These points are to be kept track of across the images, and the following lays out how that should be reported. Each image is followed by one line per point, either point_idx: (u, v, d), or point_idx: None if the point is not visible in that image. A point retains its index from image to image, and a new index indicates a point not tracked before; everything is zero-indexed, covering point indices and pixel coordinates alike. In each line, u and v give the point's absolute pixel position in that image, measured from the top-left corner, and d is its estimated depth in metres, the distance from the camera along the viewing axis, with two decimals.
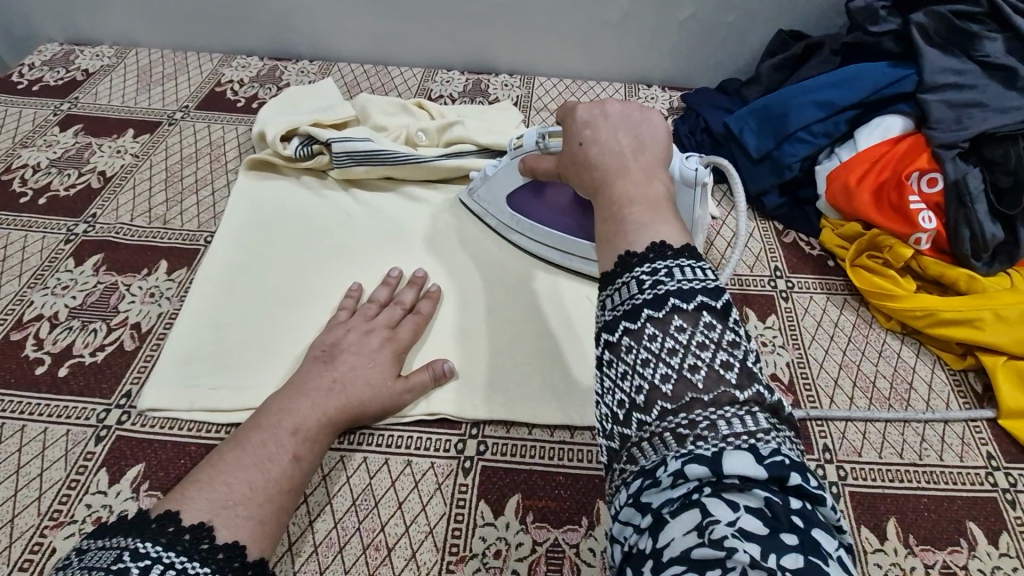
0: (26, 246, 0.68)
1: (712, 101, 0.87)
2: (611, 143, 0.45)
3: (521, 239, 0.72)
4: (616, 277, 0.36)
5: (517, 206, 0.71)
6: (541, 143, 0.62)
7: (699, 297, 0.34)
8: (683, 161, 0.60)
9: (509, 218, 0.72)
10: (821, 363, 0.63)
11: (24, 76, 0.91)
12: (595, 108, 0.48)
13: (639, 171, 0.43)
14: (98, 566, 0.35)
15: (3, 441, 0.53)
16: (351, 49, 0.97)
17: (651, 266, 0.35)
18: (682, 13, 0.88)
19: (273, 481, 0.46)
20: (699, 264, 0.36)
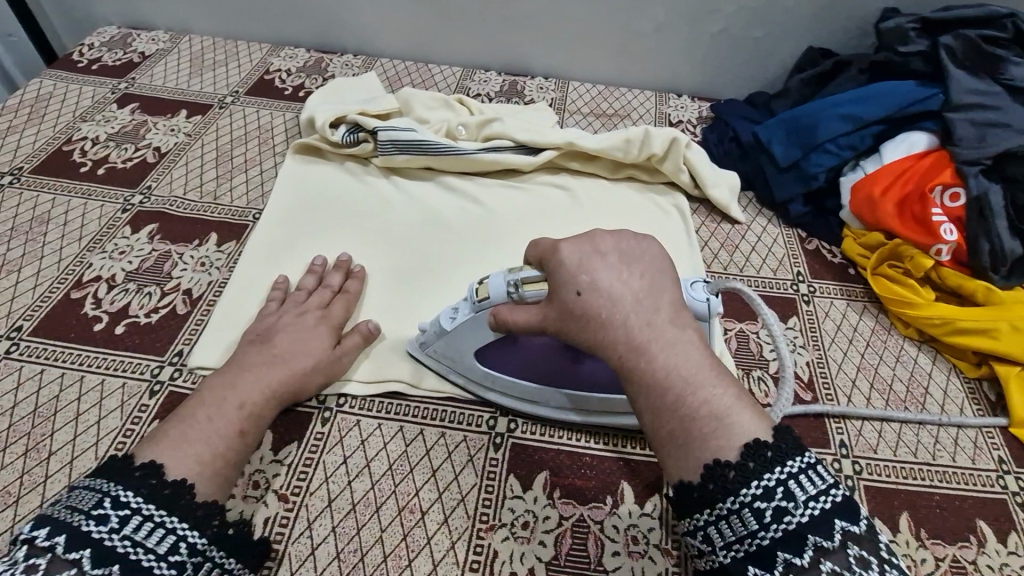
0: (85, 213, 0.72)
1: (740, 112, 0.90)
2: (619, 295, 0.44)
3: (498, 397, 0.59)
4: (721, 504, 0.39)
5: (485, 361, 0.58)
6: (514, 292, 0.51)
7: (833, 525, 0.37)
8: (690, 290, 0.51)
9: (480, 375, 0.59)
10: (839, 364, 0.65)
11: (84, 55, 0.96)
12: (586, 248, 0.47)
13: (667, 326, 0.43)
14: (84, 510, 0.40)
15: (63, 389, 0.56)
16: (394, 46, 1.01)
17: (764, 490, 0.38)
18: (715, 27, 0.92)
19: (223, 453, 0.47)
20: (814, 477, 0.39)
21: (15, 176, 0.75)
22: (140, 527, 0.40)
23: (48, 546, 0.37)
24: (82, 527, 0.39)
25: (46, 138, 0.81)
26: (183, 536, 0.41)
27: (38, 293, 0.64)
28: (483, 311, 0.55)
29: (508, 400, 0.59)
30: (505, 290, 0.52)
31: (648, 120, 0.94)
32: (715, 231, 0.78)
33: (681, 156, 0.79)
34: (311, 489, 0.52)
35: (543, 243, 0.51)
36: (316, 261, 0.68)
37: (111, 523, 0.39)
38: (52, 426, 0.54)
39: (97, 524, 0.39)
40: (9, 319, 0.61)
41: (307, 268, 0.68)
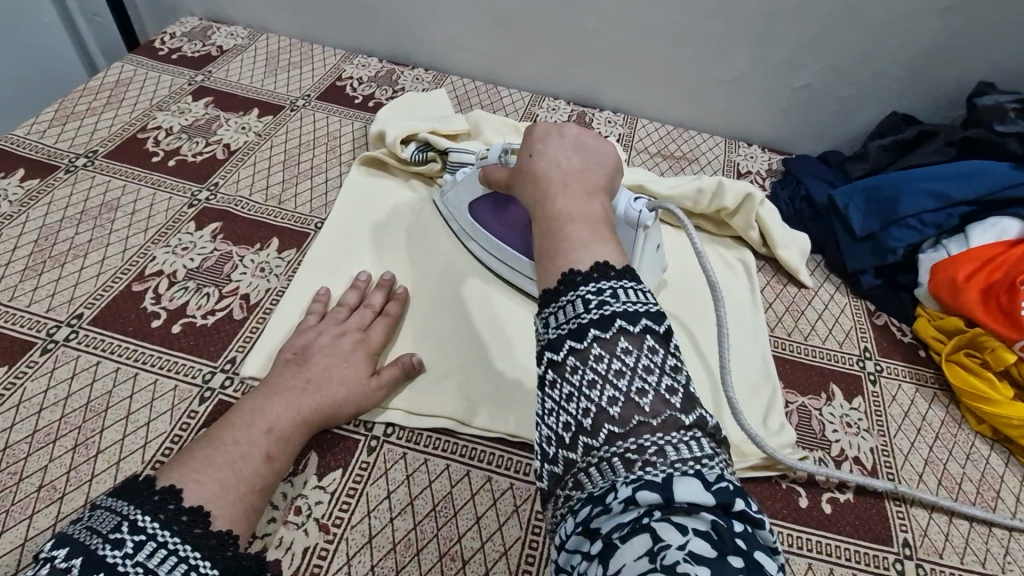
0: (153, 204, 0.72)
1: (815, 170, 0.88)
2: (557, 160, 0.49)
3: (476, 248, 0.73)
4: (561, 295, 0.37)
5: (474, 215, 0.72)
6: (503, 156, 0.64)
7: (642, 320, 0.36)
8: (630, 201, 0.62)
9: (466, 224, 0.73)
10: (906, 455, 0.62)
11: (165, 44, 0.98)
12: (550, 129, 0.53)
13: (580, 192, 0.46)
14: (101, 531, 0.38)
15: (116, 385, 0.56)
16: (465, 65, 1.01)
17: (596, 286, 0.37)
18: (797, 81, 0.89)
19: (245, 481, 0.46)
20: (640, 286, 0.38)
21: (89, 159, 0.76)
22: (153, 554, 0.38)
23: (62, 567, 0.35)
24: (97, 550, 0.37)
25: (122, 123, 0.82)
26: (195, 567, 0.39)
27: (100, 282, 0.64)
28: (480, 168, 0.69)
29: (483, 253, 0.72)
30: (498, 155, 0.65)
31: (716, 167, 0.92)
32: (780, 293, 0.76)
33: (753, 212, 0.76)
34: (352, 523, 0.51)
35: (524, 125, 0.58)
36: (360, 276, 0.66)
37: (125, 547, 0.38)
38: (102, 423, 0.53)
39: (112, 548, 0.37)
40: (70, 305, 0.61)
41: (351, 283, 0.67)
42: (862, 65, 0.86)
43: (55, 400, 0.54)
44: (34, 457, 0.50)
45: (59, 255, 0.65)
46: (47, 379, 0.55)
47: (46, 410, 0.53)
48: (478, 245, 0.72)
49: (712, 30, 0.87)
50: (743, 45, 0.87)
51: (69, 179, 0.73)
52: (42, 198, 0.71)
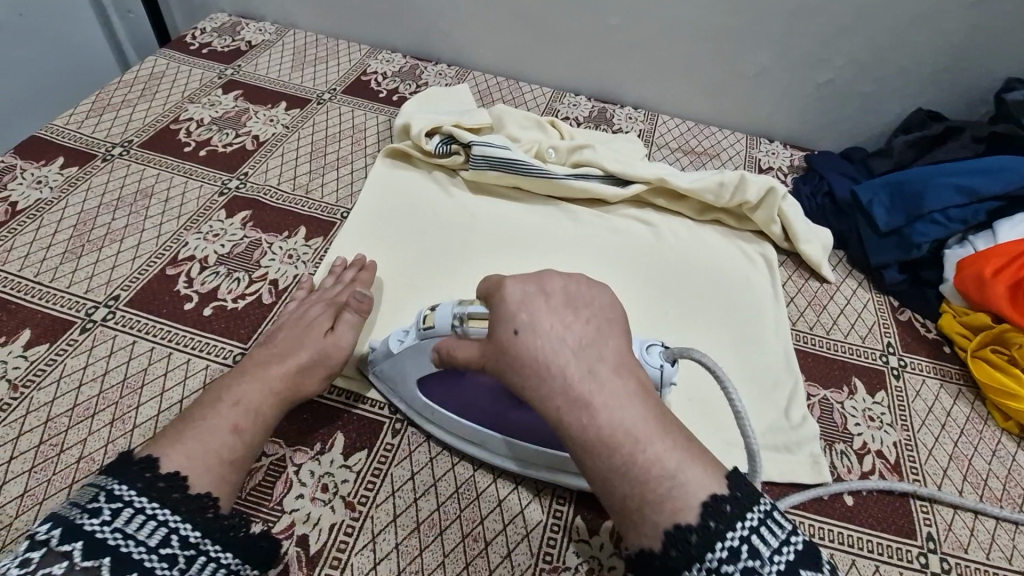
0: (185, 193, 0.74)
1: (838, 166, 0.87)
2: (555, 339, 0.43)
3: (437, 428, 0.56)
4: (688, 572, 0.37)
5: (426, 391, 0.55)
6: (458, 326, 0.50)
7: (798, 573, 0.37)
8: (645, 355, 0.50)
9: (417, 404, 0.56)
10: (930, 449, 0.62)
11: (195, 39, 1.00)
12: (530, 287, 0.46)
13: (608, 377, 0.42)
14: (80, 503, 0.40)
15: (151, 364, 0.58)
16: (488, 61, 1.02)
17: (730, 549, 0.37)
18: (820, 77, 0.89)
19: (213, 451, 0.46)
20: (771, 526, 0.38)
21: (125, 148, 0.79)
22: (132, 519, 0.40)
23: (42, 540, 0.38)
24: (77, 520, 0.39)
25: (156, 114, 0.85)
26: (176, 529, 0.41)
27: (136, 265, 0.66)
28: (429, 339, 0.52)
29: (441, 433, 0.56)
30: (452, 323, 0.50)
31: (738, 163, 0.92)
32: (802, 288, 0.76)
33: (776, 206, 0.76)
34: (377, 501, 0.52)
35: (490, 279, 0.49)
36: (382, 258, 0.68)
37: (103, 515, 0.40)
38: (139, 399, 0.55)
39: (90, 517, 0.39)
40: (108, 287, 0.63)
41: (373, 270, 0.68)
42: (886, 62, 0.85)
43: (93, 376, 0.56)
44: (74, 429, 0.52)
45: (97, 240, 0.68)
46: (86, 356, 0.57)
47: (85, 386, 0.55)
48: (435, 426, 0.56)
49: (734, 26, 0.87)
50: (765, 41, 0.87)
51: (106, 167, 0.76)
52: (81, 184, 0.73)
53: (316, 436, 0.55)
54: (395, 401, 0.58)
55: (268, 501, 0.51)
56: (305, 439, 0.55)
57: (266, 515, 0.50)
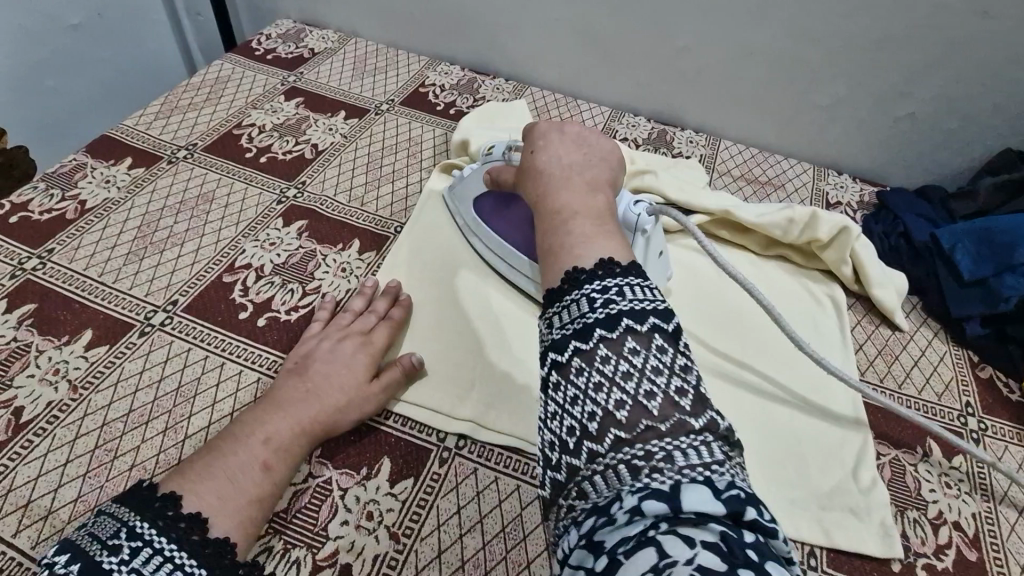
0: (245, 199, 0.75)
1: (911, 205, 0.82)
2: (554, 154, 0.53)
3: (482, 245, 0.72)
4: (566, 295, 0.39)
5: (480, 212, 0.72)
6: (506, 153, 0.63)
7: (650, 319, 0.37)
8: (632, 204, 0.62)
9: (471, 220, 0.72)
10: (1013, 525, 0.56)
11: (261, 45, 1.02)
12: (554, 126, 0.57)
13: (581, 184, 0.49)
14: (101, 538, 0.41)
15: (204, 373, 0.58)
16: (547, 77, 1.01)
17: (602, 285, 0.38)
18: (899, 110, 0.84)
19: (244, 490, 0.47)
20: (646, 287, 0.39)
21: (190, 151, 0.80)
22: (149, 560, 0.40)
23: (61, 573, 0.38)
24: (95, 557, 0.39)
25: (220, 119, 0.86)
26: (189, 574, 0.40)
27: (194, 270, 0.66)
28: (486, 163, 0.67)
29: (484, 249, 0.71)
30: (502, 152, 0.64)
31: (804, 195, 0.87)
32: (873, 334, 0.71)
33: (849, 246, 0.72)
34: (422, 535, 0.50)
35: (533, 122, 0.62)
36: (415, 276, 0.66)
37: (122, 554, 0.40)
38: (191, 409, 0.55)
39: (108, 555, 0.40)
40: (167, 291, 0.64)
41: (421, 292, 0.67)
42: (976, 96, 0.80)
43: (149, 382, 0.56)
44: (129, 436, 0.53)
45: (159, 242, 0.69)
46: (143, 361, 0.58)
47: (141, 392, 0.56)
48: (482, 242, 0.72)
49: (813, 51, 0.83)
50: (844, 69, 0.83)
51: (171, 169, 0.77)
52: (147, 186, 0.75)
53: (363, 460, 0.54)
54: (458, 219, 0.75)
55: (313, 526, 0.50)
56: (352, 463, 0.54)
57: (310, 540, 0.49)
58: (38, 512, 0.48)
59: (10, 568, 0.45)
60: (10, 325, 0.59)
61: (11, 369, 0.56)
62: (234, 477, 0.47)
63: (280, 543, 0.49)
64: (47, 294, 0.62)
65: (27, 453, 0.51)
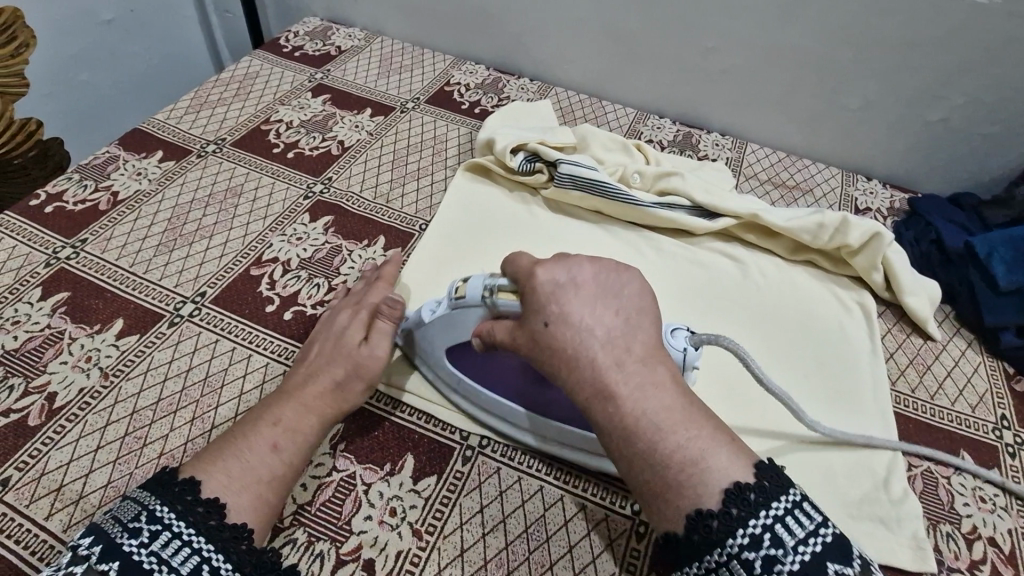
0: (272, 194, 0.76)
1: (944, 212, 0.81)
2: (583, 326, 0.45)
3: (461, 399, 0.57)
4: (707, 555, 0.39)
5: (457, 362, 0.57)
6: (487, 298, 0.51)
7: (825, 566, 0.38)
8: (670, 337, 0.51)
9: (445, 374, 0.57)
10: None
11: (289, 42, 1.03)
12: (562, 277, 0.47)
13: (641, 376, 0.44)
14: (123, 521, 0.41)
15: (232, 364, 0.58)
16: (572, 78, 1.00)
17: (752, 537, 0.39)
18: (932, 115, 0.82)
19: (252, 469, 0.46)
20: (798, 516, 0.40)
21: (219, 146, 0.81)
22: (167, 544, 0.40)
23: (84, 555, 0.39)
24: (117, 539, 0.40)
25: (248, 115, 0.87)
26: (207, 559, 0.40)
27: (222, 263, 0.67)
28: (461, 313, 0.53)
29: (469, 405, 0.57)
30: (481, 295, 0.51)
31: (833, 201, 0.86)
32: (903, 343, 0.70)
33: (880, 253, 0.70)
34: (444, 532, 0.50)
35: (519, 260, 0.51)
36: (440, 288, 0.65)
37: (141, 537, 0.40)
38: (218, 399, 0.55)
39: (129, 537, 0.40)
40: (196, 282, 0.65)
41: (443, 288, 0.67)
42: (1016, 100, 0.78)
43: (177, 371, 0.57)
44: (157, 424, 0.53)
45: (189, 234, 0.70)
46: (172, 351, 0.59)
47: (170, 381, 0.56)
48: (462, 399, 0.57)
49: (849, 53, 0.81)
50: (878, 72, 0.81)
51: (200, 163, 0.78)
52: (177, 179, 0.76)
53: (386, 455, 0.54)
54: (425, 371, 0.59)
55: (336, 519, 0.50)
56: (376, 458, 0.54)
57: (334, 534, 0.49)
58: (69, 497, 0.48)
59: (41, 550, 0.46)
60: (45, 313, 0.60)
61: (44, 356, 0.57)
62: (261, 469, 0.47)
63: (305, 535, 0.49)
64: (80, 283, 0.63)
65: (60, 438, 0.52)
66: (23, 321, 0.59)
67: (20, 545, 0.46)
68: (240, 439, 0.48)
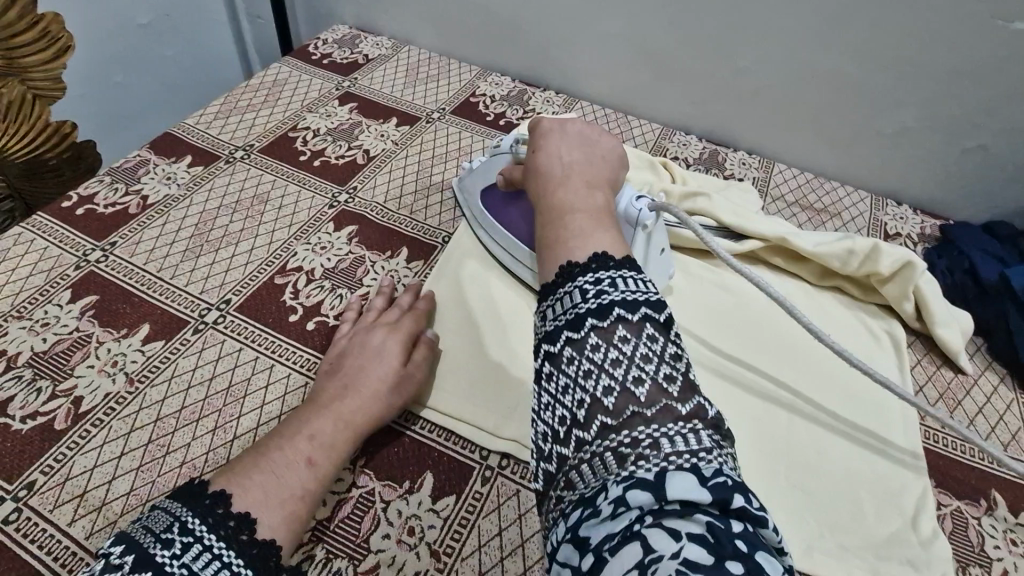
0: (298, 202, 0.76)
1: (980, 242, 0.79)
2: (556, 149, 0.57)
3: (485, 236, 0.72)
4: (560, 289, 0.42)
5: (486, 203, 0.72)
6: (513, 147, 0.67)
7: (642, 308, 0.40)
8: (631, 199, 0.62)
9: (477, 212, 0.73)
10: None
11: (317, 49, 1.04)
12: (555, 125, 0.60)
13: (581, 186, 0.52)
14: (155, 530, 0.41)
15: (255, 374, 0.58)
16: (599, 91, 1.00)
17: (595, 278, 0.42)
18: (969, 141, 0.81)
19: (288, 488, 0.46)
20: (640, 280, 0.42)
21: (246, 152, 0.82)
22: (198, 557, 0.40)
23: (116, 564, 0.38)
24: (149, 549, 0.40)
25: (276, 121, 0.88)
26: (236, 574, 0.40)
27: (247, 270, 0.67)
28: (495, 161, 0.70)
29: (489, 241, 0.72)
30: (511, 145, 0.68)
31: (861, 225, 0.84)
32: (933, 376, 0.68)
33: (912, 283, 0.69)
34: (463, 555, 0.50)
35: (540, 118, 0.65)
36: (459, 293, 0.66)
37: (174, 548, 0.40)
38: (240, 409, 0.56)
39: (162, 548, 0.40)
40: (220, 289, 0.65)
41: (466, 304, 0.66)
42: None
43: (201, 379, 0.57)
44: (180, 433, 0.53)
45: (215, 240, 0.70)
46: (196, 358, 0.59)
47: (193, 389, 0.57)
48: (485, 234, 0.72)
49: (884, 76, 0.80)
50: (913, 97, 0.80)
51: (228, 169, 0.79)
52: (205, 184, 0.77)
53: (406, 473, 0.54)
54: (467, 213, 0.76)
55: (355, 537, 0.50)
56: (395, 475, 0.53)
57: (352, 552, 0.49)
58: (93, 503, 0.49)
59: (65, 557, 0.46)
60: (73, 315, 0.61)
61: (72, 359, 0.58)
62: (290, 481, 0.47)
63: (323, 552, 0.49)
64: (108, 286, 0.64)
65: (84, 443, 0.52)
66: (51, 324, 0.60)
67: (43, 550, 0.46)
68: (269, 450, 0.48)
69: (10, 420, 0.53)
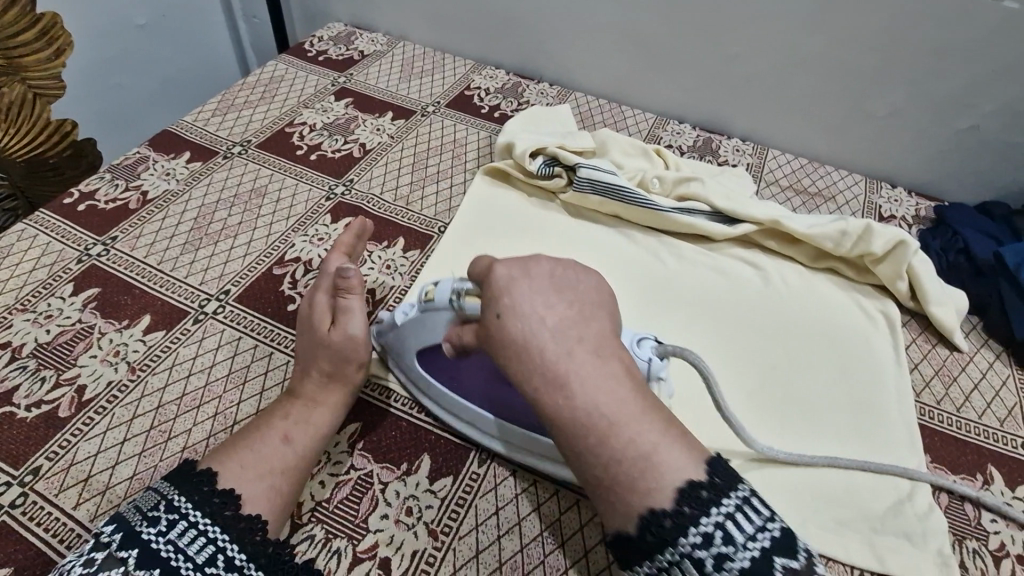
0: (295, 195, 0.77)
1: (975, 221, 0.79)
2: (530, 318, 0.44)
3: (430, 405, 0.57)
4: (659, 554, 0.39)
5: (426, 364, 0.56)
6: (454, 301, 0.50)
7: (774, 560, 0.38)
8: (636, 347, 0.50)
9: (415, 376, 0.57)
10: None
11: (313, 46, 1.05)
12: (514, 272, 0.47)
13: (591, 367, 0.43)
14: (143, 509, 0.42)
15: (254, 362, 0.59)
16: (593, 82, 1.00)
17: (702, 534, 0.38)
18: (960, 122, 0.81)
19: (275, 468, 0.47)
20: (748, 511, 0.39)
21: (244, 147, 0.83)
22: (184, 533, 0.41)
23: (106, 541, 0.40)
24: (136, 527, 0.41)
25: (273, 117, 0.89)
26: (222, 549, 0.41)
27: (246, 262, 0.68)
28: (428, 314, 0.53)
29: (440, 412, 0.57)
30: (448, 297, 0.51)
31: (856, 208, 0.85)
32: (929, 354, 0.68)
33: (905, 262, 0.69)
34: (460, 533, 0.50)
35: (481, 260, 0.50)
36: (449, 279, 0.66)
37: (160, 525, 0.41)
38: (240, 395, 0.56)
39: (149, 526, 0.41)
40: (220, 280, 0.66)
41: None
42: None
43: (202, 367, 0.58)
44: (182, 419, 0.54)
45: (214, 233, 0.71)
46: (196, 347, 0.60)
47: (194, 376, 0.58)
48: (433, 403, 0.57)
49: (871, 60, 0.80)
50: (902, 80, 0.81)
51: (226, 164, 0.80)
52: (204, 179, 0.78)
53: (403, 455, 0.54)
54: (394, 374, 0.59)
55: (354, 517, 0.50)
56: (392, 458, 0.54)
57: (351, 532, 0.50)
58: (96, 487, 0.50)
59: (69, 538, 0.47)
60: (76, 307, 0.62)
61: (75, 349, 0.59)
62: (277, 460, 0.48)
63: (322, 532, 0.49)
64: (110, 280, 0.65)
65: (88, 430, 0.53)
66: (55, 315, 0.61)
67: (48, 532, 0.47)
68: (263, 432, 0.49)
69: (16, 409, 0.54)
